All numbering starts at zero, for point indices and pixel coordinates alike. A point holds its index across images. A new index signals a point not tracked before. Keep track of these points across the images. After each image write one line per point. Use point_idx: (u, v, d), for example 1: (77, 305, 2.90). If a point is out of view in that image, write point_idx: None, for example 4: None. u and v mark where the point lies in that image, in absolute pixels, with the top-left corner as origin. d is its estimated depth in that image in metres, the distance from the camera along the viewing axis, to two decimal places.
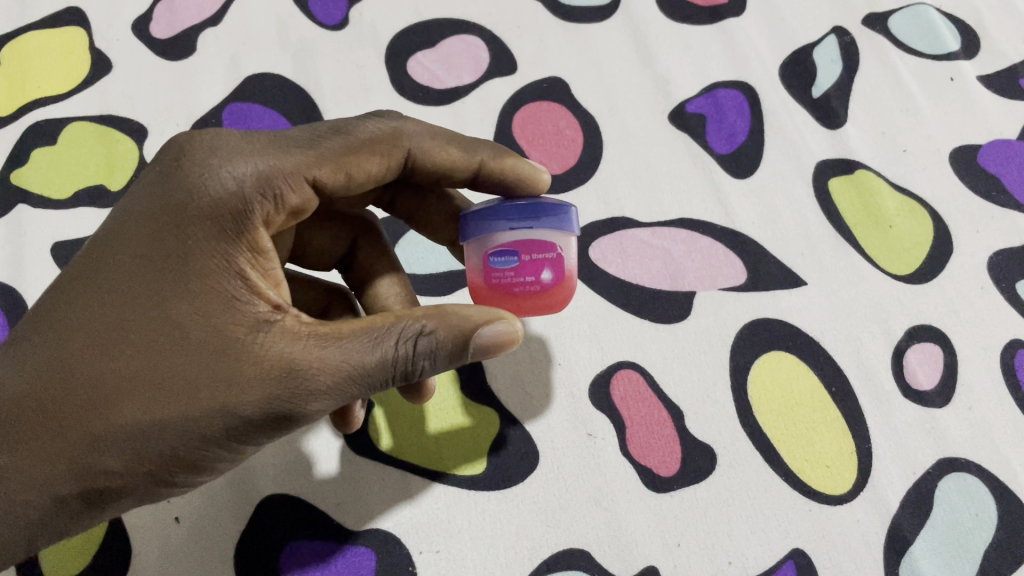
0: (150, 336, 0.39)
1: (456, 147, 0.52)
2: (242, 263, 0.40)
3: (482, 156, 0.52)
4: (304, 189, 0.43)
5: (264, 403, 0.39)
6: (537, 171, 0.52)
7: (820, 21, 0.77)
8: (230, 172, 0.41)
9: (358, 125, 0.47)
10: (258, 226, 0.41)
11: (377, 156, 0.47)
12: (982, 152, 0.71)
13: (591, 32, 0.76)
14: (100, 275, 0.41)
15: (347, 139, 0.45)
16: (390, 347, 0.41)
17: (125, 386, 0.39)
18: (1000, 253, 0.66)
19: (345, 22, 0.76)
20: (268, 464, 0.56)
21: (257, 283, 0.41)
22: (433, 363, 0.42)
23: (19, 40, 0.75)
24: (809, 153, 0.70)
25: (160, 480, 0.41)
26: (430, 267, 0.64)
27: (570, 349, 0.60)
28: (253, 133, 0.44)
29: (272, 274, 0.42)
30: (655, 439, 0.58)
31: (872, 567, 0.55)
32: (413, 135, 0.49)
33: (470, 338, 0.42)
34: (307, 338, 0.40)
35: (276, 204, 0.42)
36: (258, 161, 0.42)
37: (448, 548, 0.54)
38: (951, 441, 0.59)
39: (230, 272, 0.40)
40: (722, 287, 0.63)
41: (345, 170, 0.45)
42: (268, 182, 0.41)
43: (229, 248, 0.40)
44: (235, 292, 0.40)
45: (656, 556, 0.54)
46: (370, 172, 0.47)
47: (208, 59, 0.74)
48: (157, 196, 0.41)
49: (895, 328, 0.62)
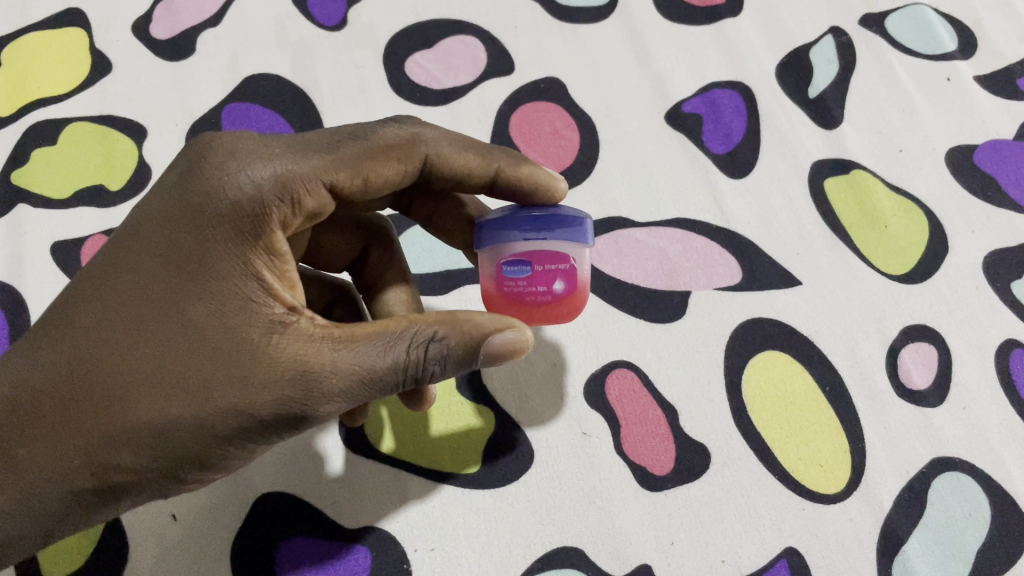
0: (166, 336, 0.40)
1: (474, 153, 0.51)
2: (259, 265, 0.41)
3: (499, 162, 0.51)
4: (320, 193, 0.43)
5: (277, 403, 0.40)
6: (555, 180, 0.52)
7: (817, 20, 0.77)
8: (248, 175, 0.41)
9: (375, 130, 0.47)
10: (275, 229, 0.42)
11: (393, 160, 0.47)
12: (978, 153, 0.71)
13: (588, 32, 0.76)
14: (118, 274, 0.41)
15: (363, 144, 0.46)
16: (402, 350, 0.41)
17: (140, 385, 0.39)
18: (995, 253, 0.66)
19: (343, 22, 0.76)
20: (264, 463, 0.56)
21: (273, 284, 0.41)
22: (445, 369, 0.42)
23: (20, 41, 0.75)
24: (805, 152, 0.70)
25: (172, 476, 0.41)
26: (427, 266, 0.65)
27: (566, 349, 0.61)
28: (271, 136, 0.45)
29: (288, 276, 0.43)
30: (650, 438, 0.58)
31: (865, 566, 0.55)
32: (429, 140, 0.49)
33: (481, 344, 0.42)
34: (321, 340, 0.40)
35: (293, 208, 0.42)
36: (276, 165, 0.42)
37: (443, 546, 0.54)
38: (945, 440, 0.59)
39: (247, 274, 0.41)
40: (718, 287, 0.64)
41: (361, 174, 0.45)
42: (286, 186, 0.42)
43: (245, 249, 0.41)
44: (252, 295, 0.40)
45: (650, 555, 0.54)
46: (386, 177, 0.47)
47: (207, 59, 0.74)
48: (175, 197, 0.42)
49: (890, 327, 0.62)
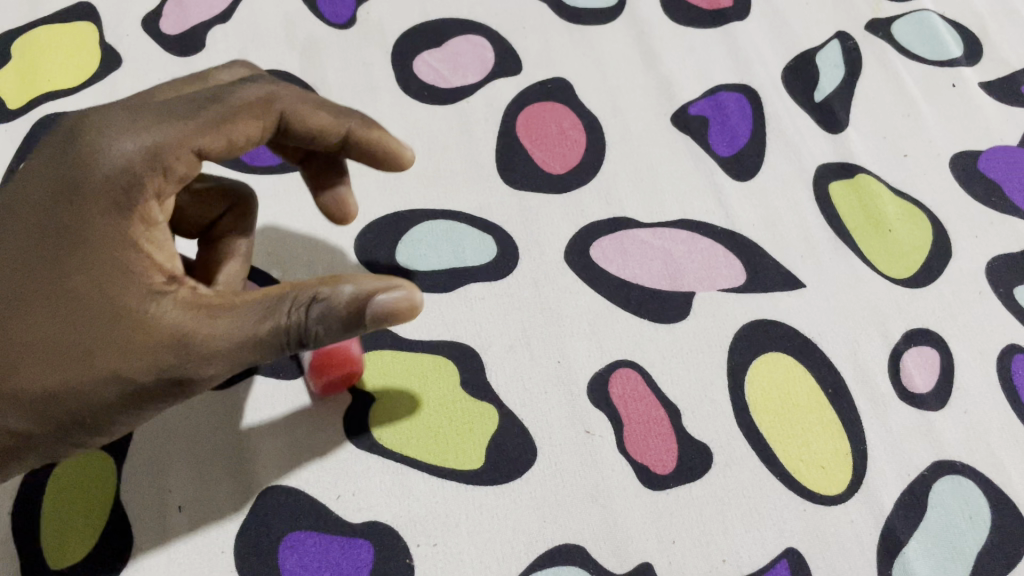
0: (51, 307, 0.41)
1: (326, 113, 0.51)
2: (138, 236, 0.43)
3: (351, 122, 0.52)
4: (190, 161, 0.44)
5: (156, 369, 0.41)
6: (399, 145, 0.54)
7: (823, 25, 0.77)
8: (119, 149, 0.43)
9: (230, 92, 0.47)
10: (149, 201, 0.43)
11: (252, 121, 0.47)
12: (982, 158, 0.71)
13: (596, 34, 0.76)
14: (7, 248, 0.43)
15: (226, 107, 0.46)
16: (281, 314, 0.42)
17: (25, 353, 0.41)
18: (998, 259, 0.66)
19: (352, 21, 0.77)
20: (269, 457, 0.57)
21: (149, 254, 0.43)
22: (328, 330, 0.42)
23: (30, 35, 0.76)
24: (809, 156, 0.70)
25: (64, 441, 0.43)
26: (433, 264, 0.65)
27: (570, 347, 0.61)
28: (141, 106, 0.45)
29: (168, 247, 0.44)
30: (653, 438, 0.58)
31: (866, 568, 0.55)
32: (283, 100, 0.49)
33: (365, 302, 0.42)
34: (196, 309, 0.42)
35: (165, 177, 0.44)
36: (146, 136, 0.43)
37: (445, 541, 0.55)
38: (947, 443, 0.59)
39: (126, 245, 0.42)
40: (722, 288, 0.64)
41: (227, 138, 0.46)
42: (157, 157, 0.43)
43: (119, 218, 0.42)
44: (131, 266, 0.42)
45: (651, 553, 0.55)
46: (248, 137, 0.47)
47: (216, 55, 0.75)
48: (55, 173, 0.44)
49: (893, 331, 0.63)
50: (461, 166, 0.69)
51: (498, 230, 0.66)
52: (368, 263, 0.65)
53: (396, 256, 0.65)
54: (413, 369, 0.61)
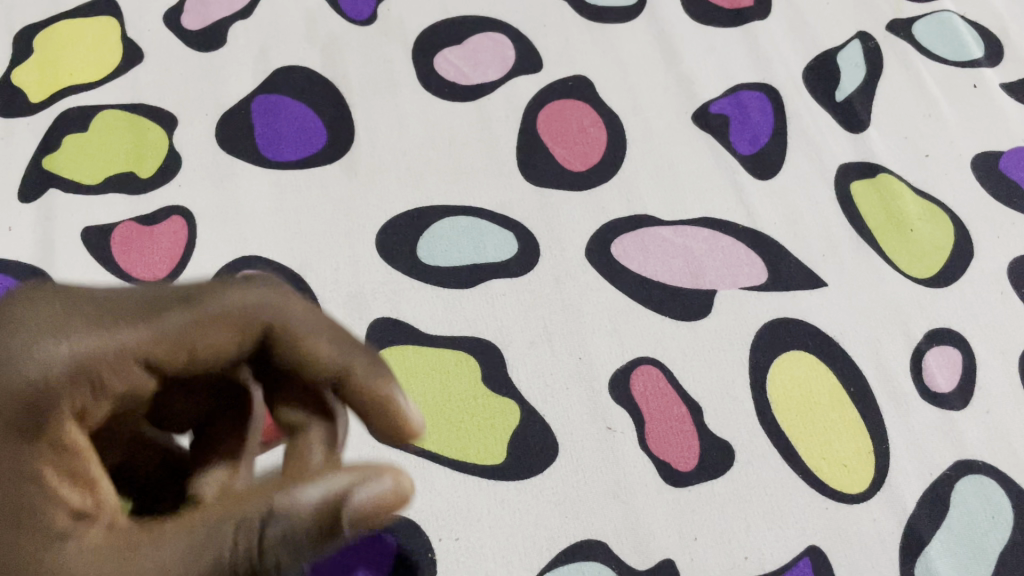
0: None
1: (307, 306, 0.40)
2: (44, 468, 0.33)
3: (352, 360, 0.39)
4: (132, 373, 0.36)
5: None
6: (410, 411, 0.39)
7: (843, 25, 0.77)
8: (38, 351, 0.33)
9: (212, 297, 0.38)
10: (66, 424, 0.34)
11: (230, 329, 0.38)
12: (1004, 159, 0.71)
13: (616, 32, 0.76)
14: None
15: (194, 312, 0.37)
16: (234, 546, 0.32)
17: None
18: (1020, 259, 0.66)
19: (373, 17, 0.77)
20: (291, 449, 0.57)
21: (57, 485, 0.33)
22: (292, 556, 0.32)
23: (53, 29, 0.76)
24: (831, 155, 0.70)
25: None
26: (453, 261, 0.65)
27: (591, 345, 0.61)
28: (64, 297, 0.35)
29: (87, 473, 0.34)
30: (674, 435, 0.58)
31: (888, 566, 0.55)
32: (270, 303, 0.39)
33: (339, 508, 0.32)
34: (108, 563, 0.32)
35: (94, 392, 0.35)
36: (71, 339, 0.34)
37: (467, 536, 0.55)
38: (969, 443, 0.59)
39: (26, 476, 0.33)
40: (743, 286, 0.64)
41: (189, 347, 0.37)
42: (84, 369, 0.34)
43: (25, 448, 0.33)
44: (35, 504, 0.33)
45: (673, 550, 0.55)
46: (217, 349, 0.38)
47: (238, 51, 0.75)
48: None
49: (915, 330, 0.63)
50: (482, 163, 0.69)
51: (519, 226, 0.67)
52: (389, 260, 0.65)
53: (417, 253, 0.65)
54: (434, 364, 0.61)
